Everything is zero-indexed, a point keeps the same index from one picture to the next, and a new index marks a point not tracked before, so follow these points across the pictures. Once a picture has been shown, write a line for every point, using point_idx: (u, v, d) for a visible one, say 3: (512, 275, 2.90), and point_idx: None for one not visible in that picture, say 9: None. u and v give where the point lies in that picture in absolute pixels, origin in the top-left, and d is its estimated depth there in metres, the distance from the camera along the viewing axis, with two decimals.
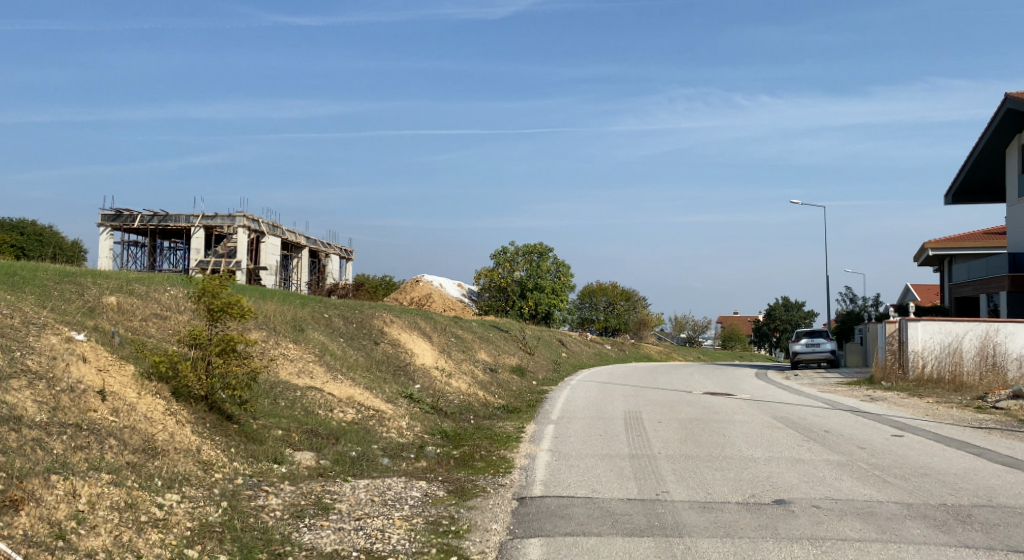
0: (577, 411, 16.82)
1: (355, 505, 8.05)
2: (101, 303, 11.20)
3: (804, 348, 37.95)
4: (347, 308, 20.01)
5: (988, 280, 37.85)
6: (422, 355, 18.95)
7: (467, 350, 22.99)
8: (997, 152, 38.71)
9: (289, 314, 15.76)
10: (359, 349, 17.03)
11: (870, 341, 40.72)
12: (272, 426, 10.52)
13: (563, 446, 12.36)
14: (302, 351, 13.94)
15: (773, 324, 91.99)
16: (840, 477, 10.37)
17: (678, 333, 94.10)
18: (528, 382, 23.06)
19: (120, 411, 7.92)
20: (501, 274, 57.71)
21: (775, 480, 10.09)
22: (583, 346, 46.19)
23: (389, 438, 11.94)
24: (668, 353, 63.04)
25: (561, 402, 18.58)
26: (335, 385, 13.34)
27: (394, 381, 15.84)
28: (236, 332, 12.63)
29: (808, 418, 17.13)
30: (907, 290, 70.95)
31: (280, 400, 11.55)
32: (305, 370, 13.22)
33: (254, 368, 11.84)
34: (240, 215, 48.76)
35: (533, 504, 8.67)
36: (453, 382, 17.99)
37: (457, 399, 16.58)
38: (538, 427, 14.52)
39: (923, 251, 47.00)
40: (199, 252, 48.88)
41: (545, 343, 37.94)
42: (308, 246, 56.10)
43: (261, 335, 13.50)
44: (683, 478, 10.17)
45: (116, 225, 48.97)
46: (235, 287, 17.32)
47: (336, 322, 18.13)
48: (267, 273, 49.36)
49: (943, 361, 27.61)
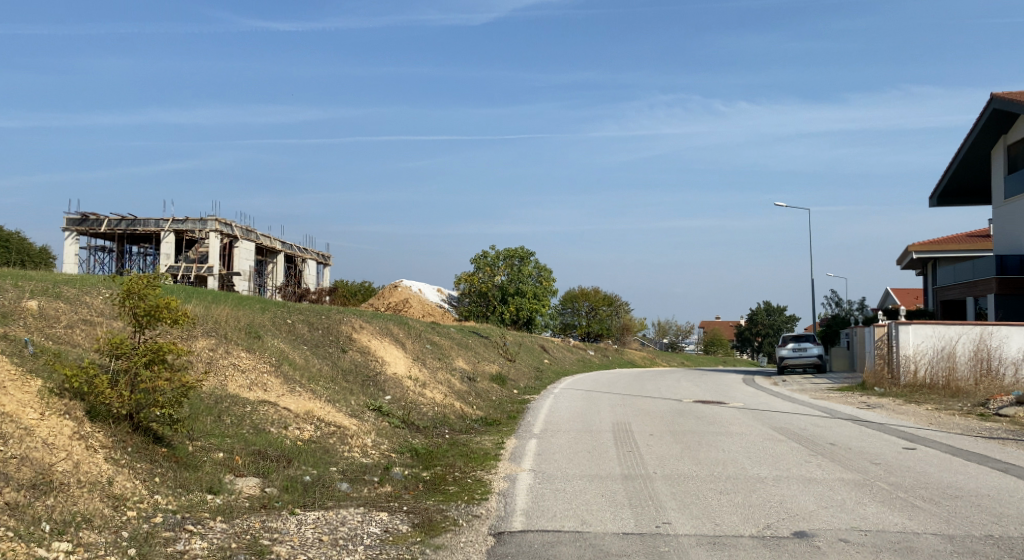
0: (562, 423, 15.49)
1: (297, 548, 6.69)
2: (17, 308, 9.77)
3: (792, 353, 36.77)
4: (313, 313, 18.58)
5: (974, 283, 36.82)
6: (395, 364, 17.57)
7: (444, 357, 21.64)
8: (983, 155, 37.86)
9: (244, 320, 14.32)
10: (324, 358, 15.63)
11: (856, 345, 39.64)
12: (213, 449, 9.15)
13: (545, 466, 11.03)
14: (256, 361, 12.54)
15: (755, 329, 91.37)
16: (864, 502, 9.12)
17: (660, 337, 93.15)
18: (509, 391, 21.74)
19: (9, 438, 6.56)
20: (482, 278, 56.35)
21: (790, 506, 8.82)
22: (566, 352, 44.91)
23: (350, 459, 10.63)
24: (652, 359, 61.94)
25: (544, 413, 17.25)
26: (292, 398, 11.95)
27: (361, 393, 14.48)
28: (175, 342, 11.20)
29: (809, 429, 15.88)
30: (887, 295, 70.58)
31: (224, 417, 10.16)
32: (258, 382, 11.85)
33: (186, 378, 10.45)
34: (213, 220, 47.18)
35: (513, 542, 7.32)
36: (427, 392, 16.66)
37: (430, 412, 15.24)
38: (519, 442, 13.20)
39: (908, 254, 46.06)
40: (169, 257, 47.29)
41: (526, 349, 36.63)
42: (283, 250, 54.62)
43: (208, 344, 12.09)
44: (685, 504, 8.88)
45: (82, 230, 47.21)
46: (184, 289, 15.83)
47: (299, 328, 16.71)
48: (240, 278, 47.81)
49: (937, 366, 26.48)
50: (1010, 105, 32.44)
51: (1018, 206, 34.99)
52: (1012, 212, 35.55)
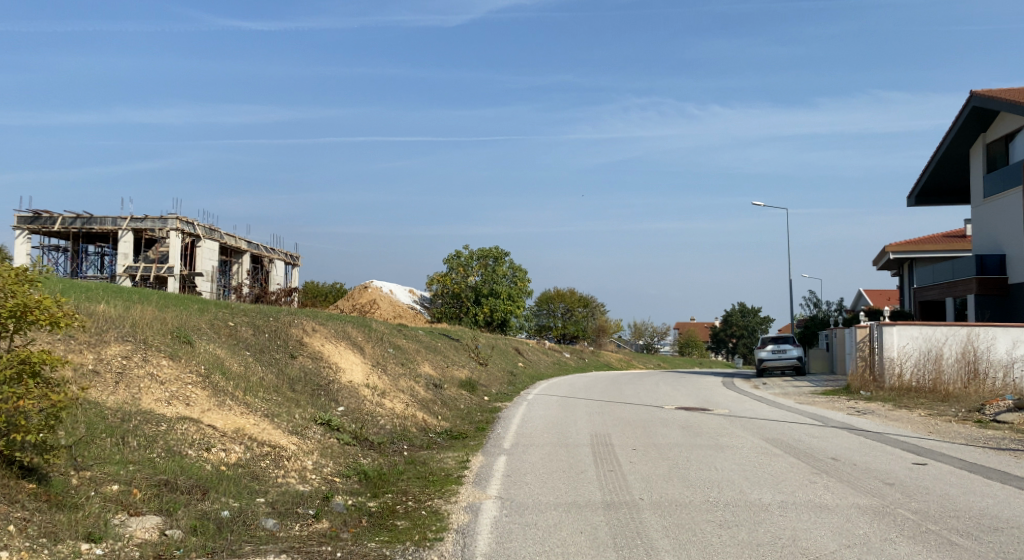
0: (534, 437, 13.91)
1: None
2: None
3: (770, 355, 35.40)
4: (259, 315, 16.89)
5: (954, 284, 35.69)
6: (350, 370, 15.89)
7: (408, 362, 19.95)
8: (961, 154, 36.79)
9: (172, 322, 12.65)
10: (269, 366, 13.96)
11: (837, 347, 38.41)
12: (107, 480, 7.58)
13: (514, 492, 9.43)
14: (180, 371, 10.89)
15: (730, 330, 90.32)
16: (891, 538, 7.60)
17: (635, 339, 91.87)
18: (478, 398, 20.13)
19: None
20: (455, 279, 54.72)
21: (806, 546, 7.31)
22: (542, 354, 43.41)
23: (283, 487, 9.09)
24: (627, 360, 60.60)
25: (516, 424, 15.66)
26: (220, 414, 10.35)
27: (310, 405, 12.84)
28: (70, 357, 9.55)
29: (804, 441, 14.35)
30: (860, 296, 69.78)
31: (129, 440, 8.62)
32: (180, 395, 10.25)
33: (68, 388, 8.89)
34: (173, 218, 45.09)
35: None
36: (386, 402, 15.03)
37: (389, 425, 13.61)
38: (485, 460, 11.64)
39: (885, 255, 44.89)
40: (128, 257, 45.35)
41: (500, 353, 35.02)
42: (249, 250, 52.69)
43: (122, 351, 10.48)
44: (680, 543, 7.39)
45: (35, 228, 45.08)
46: (106, 285, 14.06)
47: (243, 332, 15.02)
48: (203, 279, 45.85)
49: (923, 370, 25.08)
50: (989, 102, 31.34)
51: (996, 206, 33.89)
52: (991, 212, 34.43)
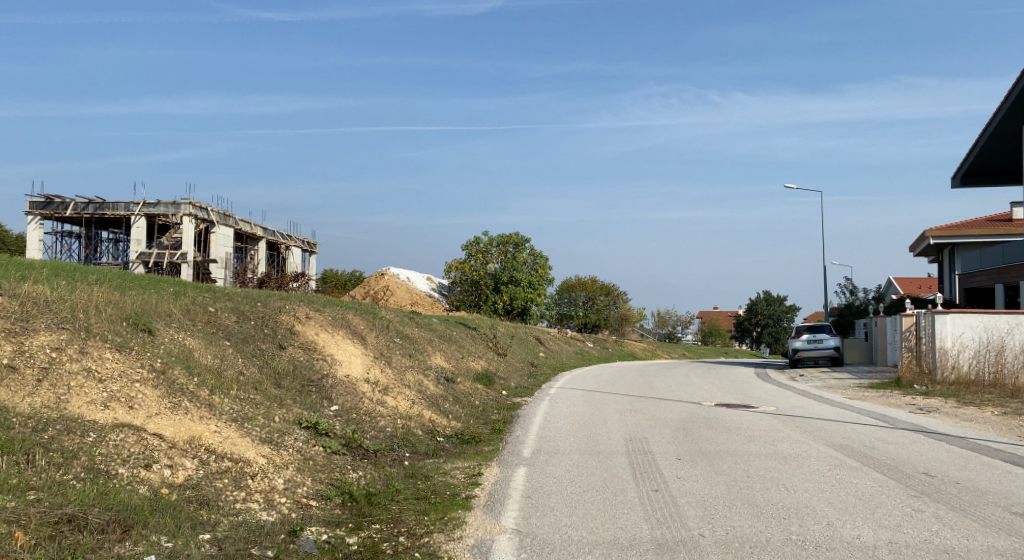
0: (561, 442, 11.80)
1: None
2: None
3: (806, 345, 32.91)
4: (245, 299, 14.89)
5: (1005, 270, 33.04)
6: (347, 363, 13.82)
7: (416, 353, 17.85)
8: (1011, 134, 34.15)
9: (129, 306, 10.61)
10: (251, 358, 11.92)
11: (877, 337, 35.88)
12: None
13: (538, 523, 7.34)
14: (128, 365, 8.86)
15: (754, 319, 87.73)
16: None
17: (658, 328, 89.53)
18: (496, 393, 18.03)
19: None
20: (474, 266, 52.56)
21: None
22: (563, 344, 41.24)
23: (239, 517, 7.04)
24: (652, 351, 58.25)
25: (539, 425, 13.54)
26: (171, 419, 8.31)
27: (294, 405, 10.80)
28: None
29: (882, 449, 12.10)
30: (892, 283, 67.07)
31: (34, 456, 6.63)
32: (122, 396, 8.22)
33: None
34: (186, 204, 43.11)
35: None
36: (388, 399, 13.00)
37: (389, 428, 11.56)
38: (501, 474, 9.52)
39: (925, 239, 42.26)
40: (140, 243, 43.57)
41: (520, 342, 32.89)
42: (265, 236, 50.88)
43: (52, 340, 8.47)
44: None
45: (46, 214, 43.31)
46: (59, 264, 12.09)
47: (222, 318, 13.01)
48: (218, 266, 44.11)
49: (984, 362, 22.47)
50: None
51: None
52: None
